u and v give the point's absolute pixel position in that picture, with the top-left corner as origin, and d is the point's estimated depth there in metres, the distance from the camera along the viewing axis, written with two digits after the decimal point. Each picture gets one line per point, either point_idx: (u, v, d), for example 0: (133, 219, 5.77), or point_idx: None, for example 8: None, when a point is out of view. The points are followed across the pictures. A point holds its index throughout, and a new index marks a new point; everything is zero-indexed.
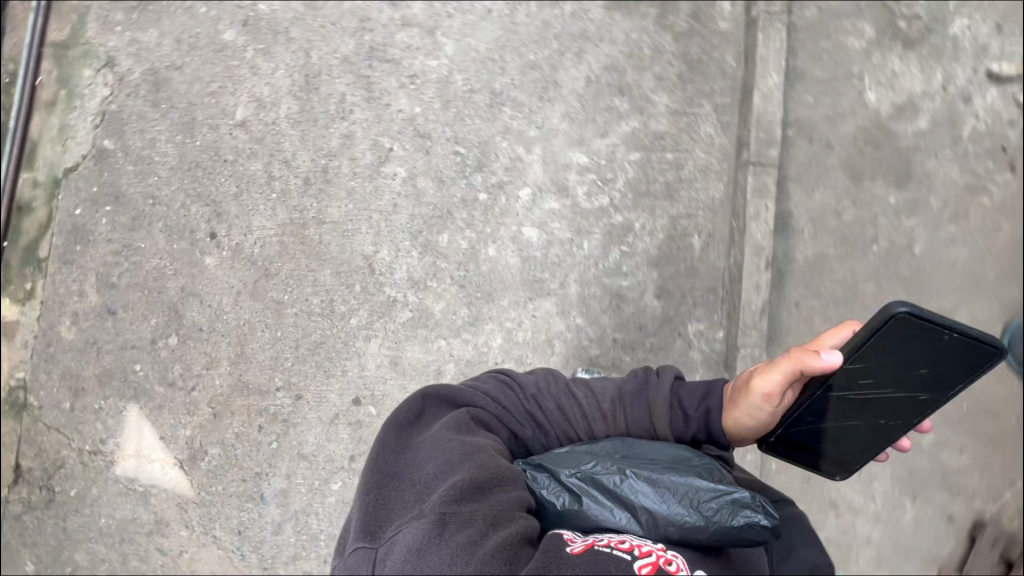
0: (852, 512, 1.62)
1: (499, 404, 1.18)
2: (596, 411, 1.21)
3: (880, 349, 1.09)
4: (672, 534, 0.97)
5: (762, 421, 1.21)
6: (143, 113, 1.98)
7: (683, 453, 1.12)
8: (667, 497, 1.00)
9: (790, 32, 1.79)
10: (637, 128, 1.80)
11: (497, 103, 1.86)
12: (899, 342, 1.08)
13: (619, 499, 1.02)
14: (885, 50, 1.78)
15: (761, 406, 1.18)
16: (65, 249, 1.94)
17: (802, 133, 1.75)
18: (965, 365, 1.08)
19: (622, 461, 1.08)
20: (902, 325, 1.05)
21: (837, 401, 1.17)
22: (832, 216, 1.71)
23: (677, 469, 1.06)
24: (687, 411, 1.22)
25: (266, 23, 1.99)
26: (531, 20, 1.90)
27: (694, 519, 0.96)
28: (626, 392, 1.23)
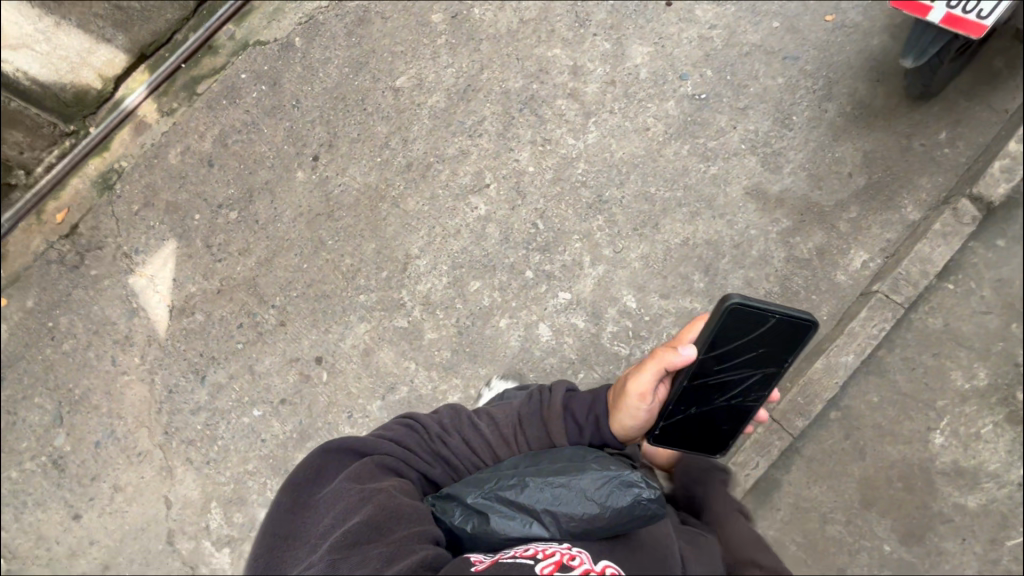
0: None
1: (403, 444, 1.14)
2: (498, 436, 1.19)
3: (722, 334, 1.11)
4: (577, 529, 0.94)
5: (644, 424, 1.20)
6: (337, 36, 2.22)
7: (575, 456, 1.09)
8: (559, 491, 0.99)
9: (899, 327, 1.66)
10: (697, 311, 1.76)
11: (596, 209, 1.89)
12: (731, 329, 1.11)
13: (520, 507, 0.98)
14: (985, 407, 1.60)
15: (640, 410, 1.17)
16: (214, 97, 2.23)
17: (843, 422, 1.61)
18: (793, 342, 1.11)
19: (517, 473, 1.06)
20: (731, 310, 1.09)
21: (691, 385, 1.16)
22: (815, 517, 1.57)
23: (567, 468, 1.05)
24: (581, 421, 1.21)
25: (469, 26, 2.16)
26: (675, 159, 1.90)
27: (590, 510, 0.95)
28: (523, 415, 1.22)
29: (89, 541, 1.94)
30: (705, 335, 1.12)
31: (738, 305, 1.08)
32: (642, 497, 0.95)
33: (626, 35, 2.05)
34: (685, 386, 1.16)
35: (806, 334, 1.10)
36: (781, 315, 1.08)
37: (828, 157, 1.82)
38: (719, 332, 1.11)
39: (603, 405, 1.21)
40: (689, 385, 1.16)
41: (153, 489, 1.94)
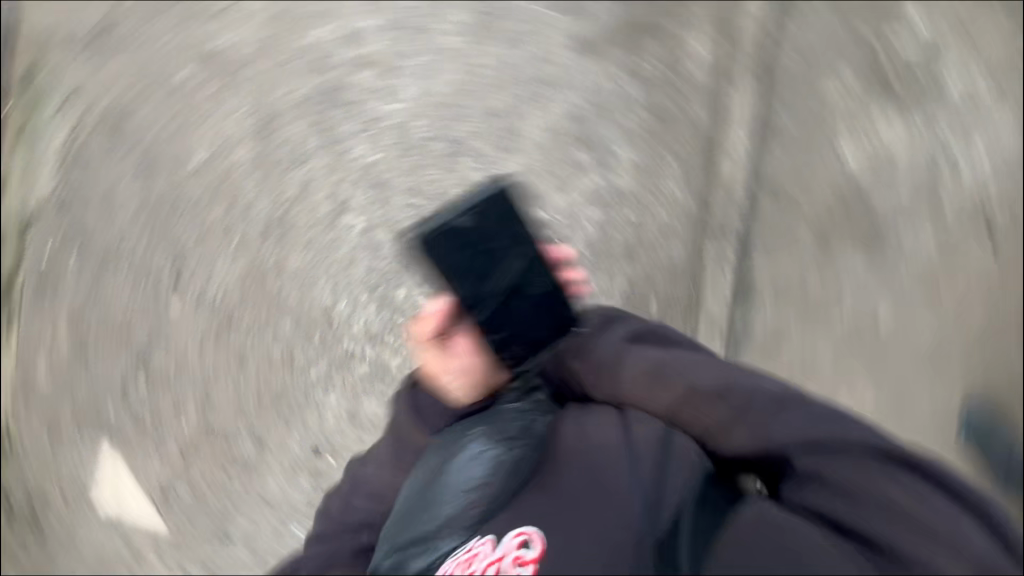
0: None
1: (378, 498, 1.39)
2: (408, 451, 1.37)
3: (441, 257, 1.18)
4: (493, 504, 1.10)
5: (471, 379, 1.31)
6: (103, 156, 1.92)
7: (461, 445, 1.22)
8: (471, 474, 1.14)
9: (767, 84, 1.69)
10: (601, 184, 1.74)
11: (456, 154, 1.82)
12: (484, 244, 1.17)
13: (452, 514, 1.13)
14: (869, 104, 1.65)
15: (451, 373, 1.34)
16: (30, 294, 1.96)
17: (771, 196, 1.67)
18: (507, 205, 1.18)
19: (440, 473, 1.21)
20: (433, 244, 1.17)
21: (489, 311, 1.21)
22: (795, 285, 1.64)
23: (452, 455, 1.20)
24: (433, 405, 1.36)
25: (222, 60, 1.89)
26: (495, 62, 1.81)
27: (485, 477, 1.13)
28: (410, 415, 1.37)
29: None
30: (466, 269, 1.18)
31: (429, 236, 1.17)
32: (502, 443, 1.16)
33: None
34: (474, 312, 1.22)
35: (508, 197, 1.19)
36: (459, 213, 1.17)
37: None
38: (456, 260, 1.17)
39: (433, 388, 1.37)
40: (496, 309, 1.20)
41: None
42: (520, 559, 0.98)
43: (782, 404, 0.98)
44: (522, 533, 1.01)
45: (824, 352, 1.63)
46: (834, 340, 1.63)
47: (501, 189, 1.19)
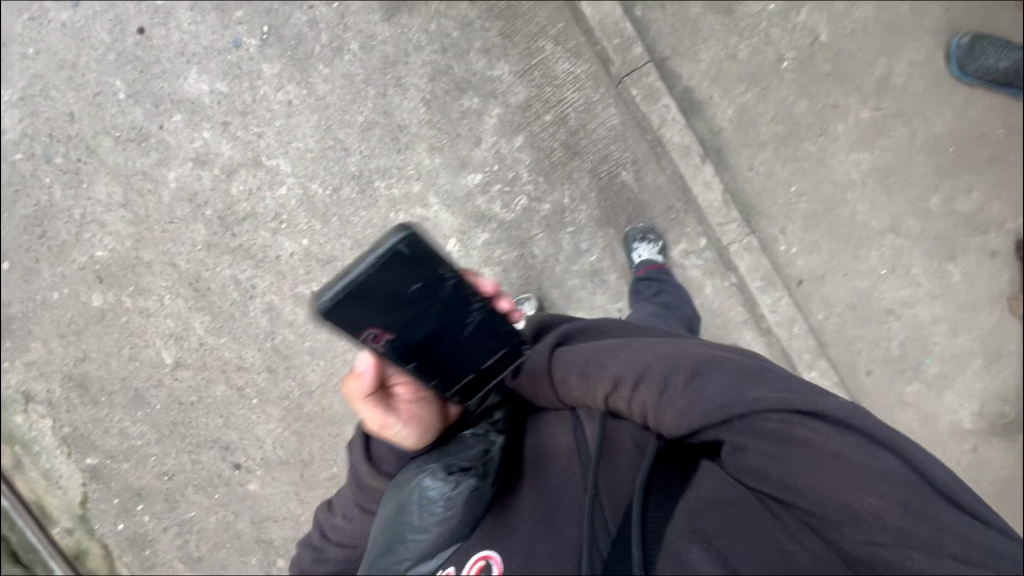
0: (908, 307, 1.59)
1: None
2: (356, 510, 1.00)
3: (381, 325, 0.77)
4: (439, 555, 0.79)
5: (422, 421, 0.96)
6: (95, 416, 1.97)
7: (386, 506, 0.87)
8: (391, 559, 0.79)
9: None
10: (501, 112, 1.66)
11: (366, 185, 1.74)
12: (398, 300, 0.76)
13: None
14: None
15: (400, 424, 0.94)
16: (139, 559, 2.04)
17: (650, 5, 1.57)
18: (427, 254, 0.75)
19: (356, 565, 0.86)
20: (338, 317, 0.74)
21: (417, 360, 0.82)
22: (727, 63, 1.56)
23: (386, 519, 0.84)
24: (382, 456, 0.98)
25: (118, 266, 1.87)
26: (331, 83, 1.71)
27: (424, 540, 0.79)
28: (374, 453, 0.99)
29: None
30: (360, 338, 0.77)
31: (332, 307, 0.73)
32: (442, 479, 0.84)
33: (169, 94, 1.77)
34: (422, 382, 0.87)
35: (417, 243, 0.73)
36: (371, 262, 0.72)
37: None
38: (376, 320, 0.76)
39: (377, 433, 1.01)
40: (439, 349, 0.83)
41: None
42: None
43: (741, 374, 0.79)
44: (482, 557, 0.77)
45: (793, 101, 1.55)
46: (794, 84, 1.55)
47: (409, 228, 0.74)
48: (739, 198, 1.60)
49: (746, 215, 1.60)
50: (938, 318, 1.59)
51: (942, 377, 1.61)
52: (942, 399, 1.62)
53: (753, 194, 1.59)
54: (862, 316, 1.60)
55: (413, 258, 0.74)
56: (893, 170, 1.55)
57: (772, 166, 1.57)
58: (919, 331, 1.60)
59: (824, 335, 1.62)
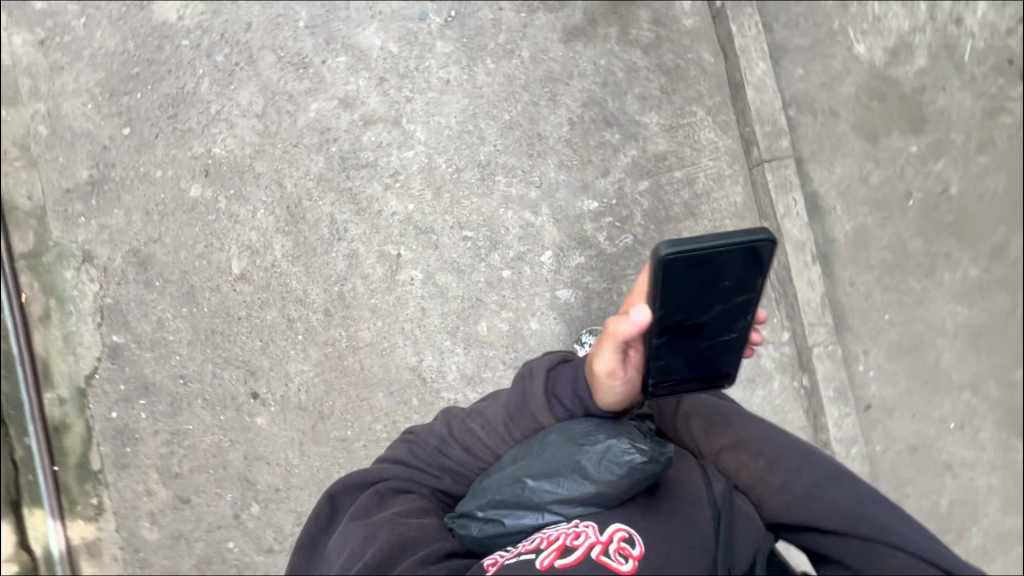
0: (967, 469, 1.58)
1: (410, 454, 1.12)
2: (503, 424, 1.12)
3: (680, 290, 0.97)
4: (585, 508, 0.98)
5: (631, 395, 1.10)
6: (142, 297, 1.96)
7: (568, 449, 1.04)
8: (552, 483, 1.00)
9: (761, 7, 1.71)
10: (636, 154, 1.74)
11: (488, 175, 1.81)
12: (709, 280, 0.96)
13: (525, 504, 1.00)
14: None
15: (619, 387, 1.08)
16: (116, 454, 1.95)
17: (804, 109, 1.68)
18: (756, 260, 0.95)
19: (508, 465, 1.06)
20: (667, 266, 0.94)
21: (672, 341, 1.01)
22: (859, 183, 1.65)
23: (569, 451, 1.03)
24: (562, 400, 1.11)
25: (228, 167, 1.93)
26: (492, 77, 1.82)
27: (585, 488, 0.99)
28: (551, 391, 1.12)
29: None
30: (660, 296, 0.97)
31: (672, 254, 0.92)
32: (634, 461, 0.99)
33: (343, 37, 1.89)
34: (659, 354, 1.03)
35: (758, 250, 0.94)
36: (721, 241, 0.92)
37: None
38: (681, 287, 0.97)
39: (570, 377, 1.13)
40: (687, 340, 1.02)
41: None
42: (623, 551, 0.91)
43: (843, 482, 0.99)
44: (620, 530, 0.94)
45: (910, 237, 1.62)
46: (915, 222, 1.63)
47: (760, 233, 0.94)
48: (836, 307, 1.62)
49: (837, 325, 1.61)
50: (993, 489, 1.58)
51: (982, 551, 1.58)
52: None
53: (849, 308, 1.62)
54: (920, 461, 1.59)
55: (746, 257, 0.94)
56: (985, 331, 1.60)
57: (873, 289, 1.62)
58: (972, 496, 1.58)
59: (878, 467, 1.60)
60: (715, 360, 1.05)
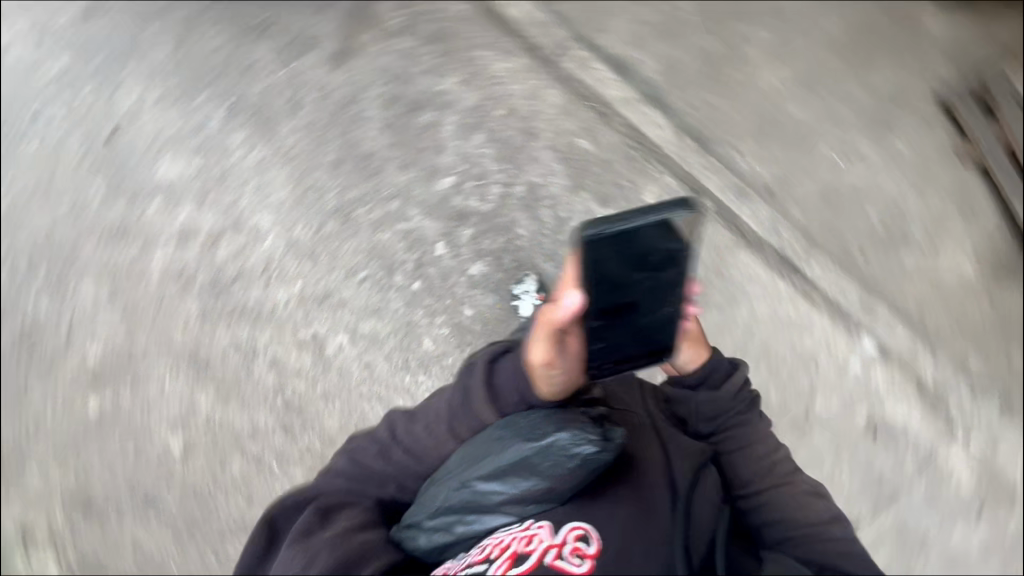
0: (873, 185, 1.71)
1: (358, 462, 1.28)
2: (447, 423, 1.24)
3: (611, 268, 1.05)
4: (535, 506, 1.08)
5: (570, 378, 1.28)
6: (103, 535, 1.79)
7: (518, 445, 1.14)
8: (501, 483, 1.11)
9: None
10: (457, 118, 1.82)
11: (347, 214, 1.82)
12: (639, 257, 1.04)
13: (475, 508, 1.11)
14: None
15: (557, 374, 1.27)
16: None
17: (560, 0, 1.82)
18: (681, 232, 1.01)
19: (460, 468, 1.16)
20: (599, 247, 1.01)
21: (605, 319, 1.17)
22: (640, 28, 1.79)
23: (518, 446, 1.13)
24: (508, 392, 1.25)
25: (112, 362, 1.83)
26: (297, 133, 1.85)
27: (537, 485, 1.08)
28: (492, 382, 1.26)
29: None
30: (595, 280, 1.08)
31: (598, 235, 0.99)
32: (585, 453, 1.07)
33: (145, 183, 1.86)
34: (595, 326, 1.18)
35: (690, 221, 1.00)
36: (650, 216, 0.97)
37: None
38: (614, 266, 1.05)
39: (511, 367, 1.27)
40: (626, 315, 1.17)
41: None
42: (579, 552, 0.97)
43: None
44: (580, 527, 1.01)
45: (706, 44, 1.78)
46: (701, 29, 1.78)
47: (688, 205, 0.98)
48: (691, 131, 1.74)
49: (701, 144, 1.73)
50: (902, 187, 1.72)
51: (930, 239, 1.70)
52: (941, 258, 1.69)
53: (701, 124, 1.74)
54: (835, 203, 1.71)
55: (672, 234, 1.01)
56: (809, 74, 1.76)
57: (707, 99, 1.75)
58: (892, 202, 1.71)
59: (810, 230, 1.70)
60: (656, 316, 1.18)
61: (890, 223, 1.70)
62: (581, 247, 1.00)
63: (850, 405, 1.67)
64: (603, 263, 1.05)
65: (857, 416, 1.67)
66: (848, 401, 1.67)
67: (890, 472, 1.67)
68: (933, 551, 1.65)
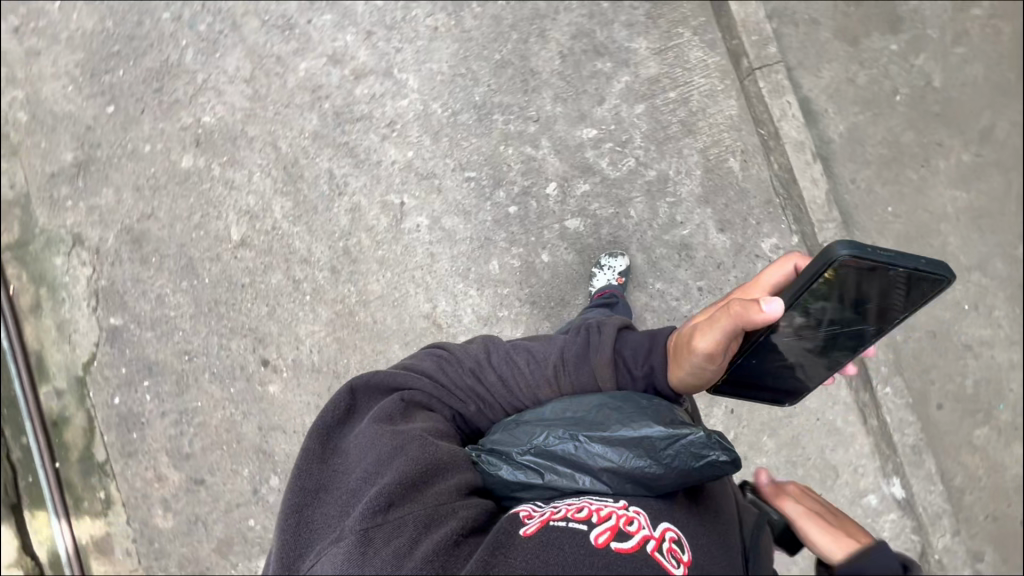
0: (986, 346, 1.63)
1: (437, 368, 0.98)
2: (554, 367, 0.98)
3: (828, 284, 0.89)
4: (639, 488, 0.81)
5: (707, 381, 0.99)
6: (137, 275, 1.89)
7: (645, 426, 0.86)
8: (606, 448, 0.84)
9: None
10: (630, 80, 1.79)
11: (485, 115, 1.82)
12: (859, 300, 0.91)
13: (569, 462, 0.84)
14: None
15: (707, 369, 0.95)
16: (122, 442, 1.86)
17: (785, 21, 1.76)
18: (912, 301, 0.90)
19: (566, 423, 0.89)
20: (835, 271, 0.86)
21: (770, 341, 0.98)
22: (847, 85, 1.72)
23: (634, 423, 0.87)
24: (630, 369, 0.99)
25: (220, 134, 1.90)
26: (480, 20, 1.86)
27: (648, 467, 0.80)
28: (620, 354, 0.99)
29: None
30: (805, 299, 0.91)
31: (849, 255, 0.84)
32: (718, 460, 0.81)
33: None
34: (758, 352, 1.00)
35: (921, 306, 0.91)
36: (910, 268, 0.85)
37: None
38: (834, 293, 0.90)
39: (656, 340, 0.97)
40: (780, 345, 0.99)
41: None
42: (675, 554, 0.71)
43: None
44: (669, 530, 0.74)
45: (903, 131, 1.69)
46: (906, 116, 1.69)
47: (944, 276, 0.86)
48: (841, 206, 1.68)
49: (844, 222, 1.67)
50: (1014, 363, 1.63)
51: (1012, 425, 1.62)
52: (1009, 449, 1.61)
53: (854, 204, 1.67)
54: (941, 343, 1.63)
55: (909, 303, 0.90)
56: (986, 212, 1.67)
57: (873, 183, 1.67)
58: (995, 372, 1.63)
59: (902, 354, 1.63)
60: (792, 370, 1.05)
61: (982, 389, 1.63)
62: (823, 262, 0.85)
63: None
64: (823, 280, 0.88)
65: None
66: None
67: None
68: None
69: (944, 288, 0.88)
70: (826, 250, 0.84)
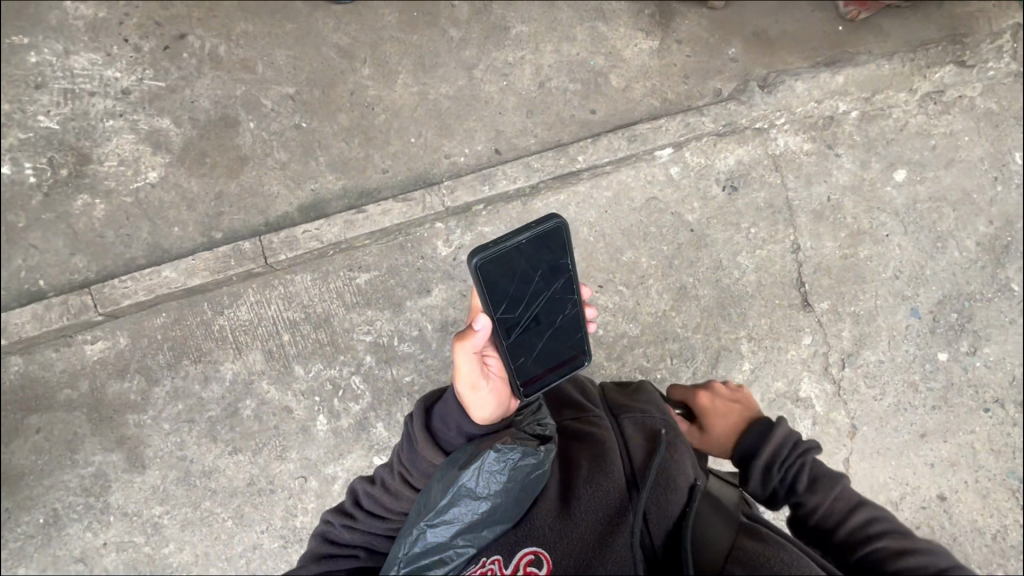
0: (539, 69, 1.83)
1: (326, 543, 1.16)
2: (401, 472, 1.18)
3: (496, 280, 1.11)
4: (489, 530, 0.98)
5: (502, 403, 1.20)
6: None
7: (459, 476, 1.05)
8: (451, 516, 1.01)
9: (93, 268, 1.69)
10: (266, 377, 1.69)
11: (296, 533, 1.67)
12: (530, 269, 1.14)
13: (435, 546, 1.00)
14: (71, 171, 1.72)
15: (488, 394, 1.17)
16: None
17: (214, 221, 1.72)
18: (558, 244, 1.14)
19: (415, 518, 1.04)
20: (487, 270, 1.10)
21: (516, 340, 1.18)
22: (286, 169, 1.74)
23: (452, 482, 1.05)
24: (446, 433, 1.17)
25: None
26: (184, 541, 1.66)
27: (481, 508, 1.00)
28: (431, 426, 1.18)
29: (943, 460, 1.87)
30: (498, 302, 1.13)
31: (484, 255, 1.07)
32: (516, 459, 1.03)
33: None
34: (513, 356, 1.20)
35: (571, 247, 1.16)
36: (523, 230, 1.08)
37: (44, 457, 1.65)
38: (507, 283, 1.12)
39: (453, 404, 1.17)
40: (529, 332, 1.20)
41: (866, 476, 1.85)
42: None
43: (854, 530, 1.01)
44: (528, 552, 0.93)
45: (336, 124, 1.77)
46: (321, 120, 1.77)
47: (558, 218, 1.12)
48: (407, 183, 1.76)
49: (424, 181, 1.76)
50: (554, 47, 1.84)
51: (609, 55, 1.86)
52: (629, 59, 1.86)
53: (407, 171, 1.76)
54: (538, 108, 1.81)
55: (556, 248, 1.14)
56: (418, 58, 1.80)
57: (387, 153, 1.77)
58: (562, 65, 1.84)
59: (547, 139, 1.81)
60: (553, 336, 1.24)
61: (577, 76, 1.84)
62: (475, 271, 1.08)
63: (704, 193, 1.86)
64: (489, 281, 1.11)
65: (714, 192, 1.86)
66: (700, 192, 1.86)
67: (769, 194, 1.88)
68: (841, 201, 1.91)
69: (565, 224, 1.13)
70: (470, 265, 1.07)
